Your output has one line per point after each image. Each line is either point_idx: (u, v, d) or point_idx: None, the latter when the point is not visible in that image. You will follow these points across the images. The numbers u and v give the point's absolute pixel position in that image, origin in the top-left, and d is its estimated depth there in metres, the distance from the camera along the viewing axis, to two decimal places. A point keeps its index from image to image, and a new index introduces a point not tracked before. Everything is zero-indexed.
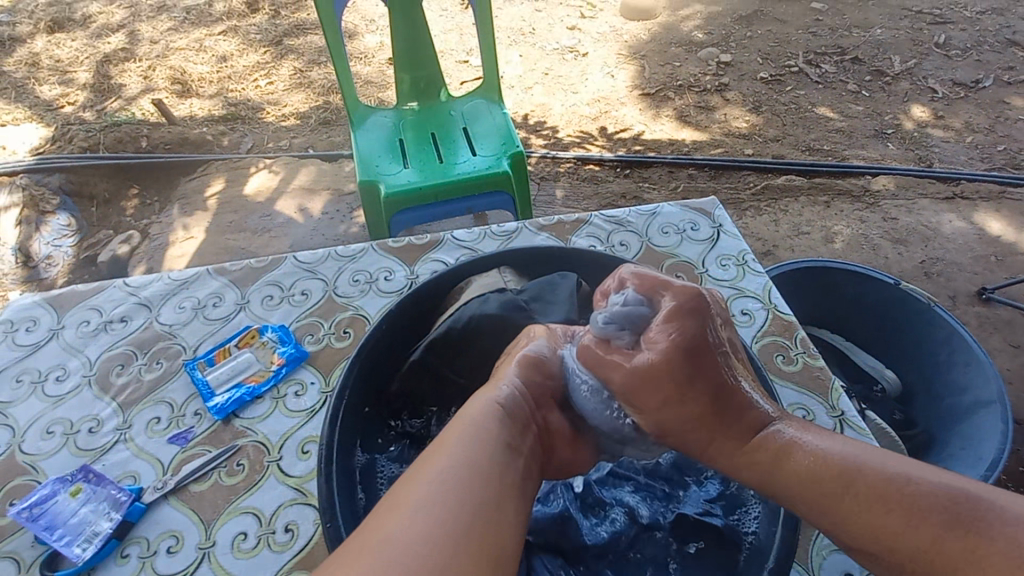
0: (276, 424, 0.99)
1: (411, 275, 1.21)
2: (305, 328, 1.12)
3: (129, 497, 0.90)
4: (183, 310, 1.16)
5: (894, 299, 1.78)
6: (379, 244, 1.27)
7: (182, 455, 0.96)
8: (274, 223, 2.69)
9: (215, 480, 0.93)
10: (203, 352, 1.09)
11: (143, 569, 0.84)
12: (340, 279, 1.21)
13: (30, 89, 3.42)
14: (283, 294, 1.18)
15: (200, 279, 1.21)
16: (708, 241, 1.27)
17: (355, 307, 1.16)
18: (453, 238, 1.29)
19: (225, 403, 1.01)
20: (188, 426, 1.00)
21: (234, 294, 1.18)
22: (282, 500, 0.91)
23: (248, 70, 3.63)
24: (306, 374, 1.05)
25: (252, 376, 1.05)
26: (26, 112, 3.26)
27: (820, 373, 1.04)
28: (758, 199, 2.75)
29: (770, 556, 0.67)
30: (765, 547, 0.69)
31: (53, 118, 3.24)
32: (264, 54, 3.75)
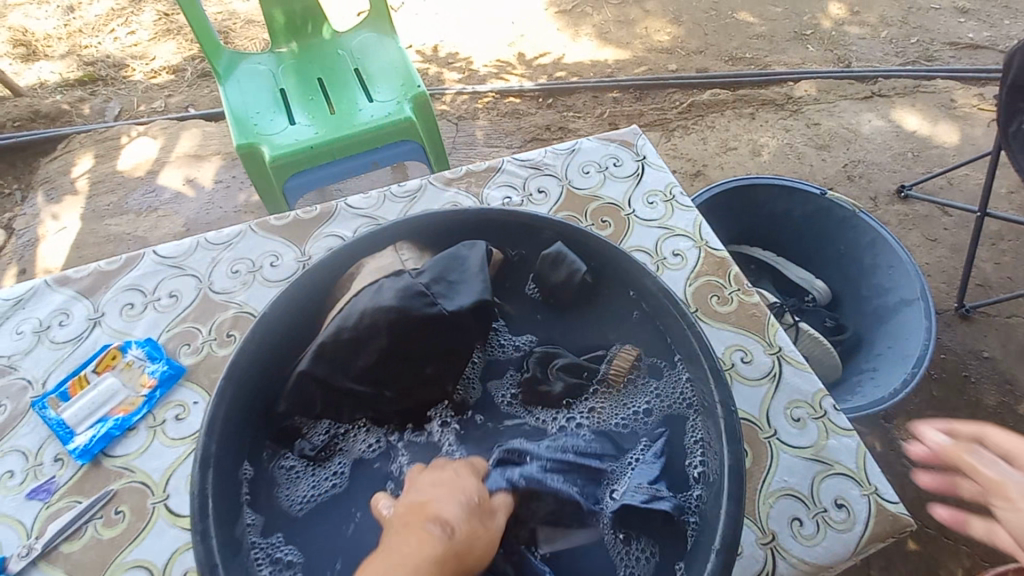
0: (157, 458, 0.84)
1: (302, 257, 1.04)
2: (179, 337, 0.94)
3: None
4: (22, 336, 0.95)
5: (822, 209, 1.76)
6: (259, 224, 1.08)
7: (45, 512, 0.81)
8: (162, 200, 2.36)
9: (91, 537, 0.79)
10: (54, 386, 0.90)
11: None
12: (216, 272, 1.02)
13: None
14: (146, 300, 0.98)
15: (38, 294, 0.99)
16: (632, 177, 1.16)
17: (238, 303, 0.98)
18: (347, 206, 1.11)
19: (89, 443, 0.84)
20: (47, 477, 0.83)
21: (84, 309, 0.97)
22: (176, 545, 0.78)
23: (100, 20, 3.05)
24: (187, 393, 0.89)
25: (120, 405, 0.88)
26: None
27: (755, 310, 0.99)
28: (686, 118, 2.65)
29: (717, 536, 0.62)
30: (712, 522, 0.64)
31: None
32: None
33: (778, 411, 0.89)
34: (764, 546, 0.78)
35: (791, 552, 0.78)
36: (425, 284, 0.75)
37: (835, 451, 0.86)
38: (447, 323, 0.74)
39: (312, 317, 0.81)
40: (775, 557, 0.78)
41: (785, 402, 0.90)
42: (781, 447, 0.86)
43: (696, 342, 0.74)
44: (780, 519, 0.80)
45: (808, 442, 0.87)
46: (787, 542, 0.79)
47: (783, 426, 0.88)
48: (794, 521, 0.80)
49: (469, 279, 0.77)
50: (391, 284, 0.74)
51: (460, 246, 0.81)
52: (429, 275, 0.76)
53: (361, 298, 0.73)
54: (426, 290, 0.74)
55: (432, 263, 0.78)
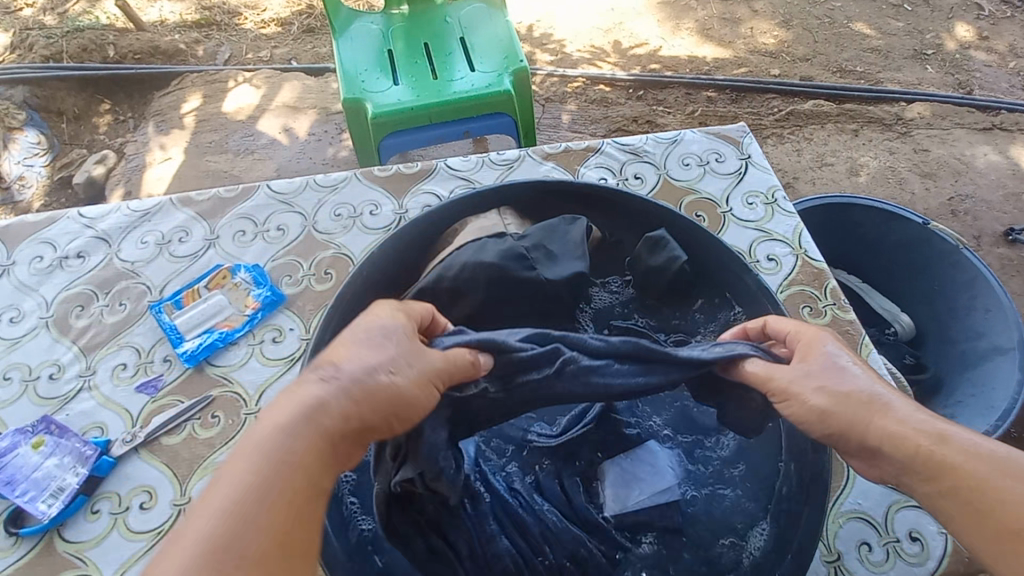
0: (252, 374, 0.91)
1: (399, 209, 1.08)
2: (282, 268, 1.01)
3: (95, 451, 0.83)
4: (146, 246, 1.04)
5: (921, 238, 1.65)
6: (363, 172, 1.12)
7: (151, 405, 0.89)
8: (258, 145, 2.49)
9: (188, 434, 0.86)
10: (169, 294, 0.98)
11: (114, 527, 0.80)
12: (320, 212, 1.07)
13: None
14: (256, 229, 1.05)
15: (163, 210, 1.08)
16: (734, 175, 1.13)
17: (337, 245, 1.04)
18: (446, 167, 1.14)
19: (196, 350, 0.92)
20: (156, 373, 0.91)
21: (201, 229, 1.05)
22: None
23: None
24: (284, 319, 0.95)
25: (225, 321, 0.95)
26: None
27: (850, 328, 0.94)
28: (781, 127, 2.53)
29: None
30: None
31: (9, 21, 2.90)
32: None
33: None
34: (828, 563, 0.76)
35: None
36: (529, 251, 0.76)
37: None
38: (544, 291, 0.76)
39: (411, 265, 0.85)
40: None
41: None
42: None
43: None
44: (848, 540, 0.78)
45: None
46: (852, 565, 0.76)
47: None
48: (863, 545, 0.77)
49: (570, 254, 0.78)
50: (497, 246, 0.76)
51: (565, 219, 0.82)
52: (534, 243, 0.77)
53: (462, 252, 0.76)
54: (529, 258, 0.76)
55: (537, 233, 0.79)
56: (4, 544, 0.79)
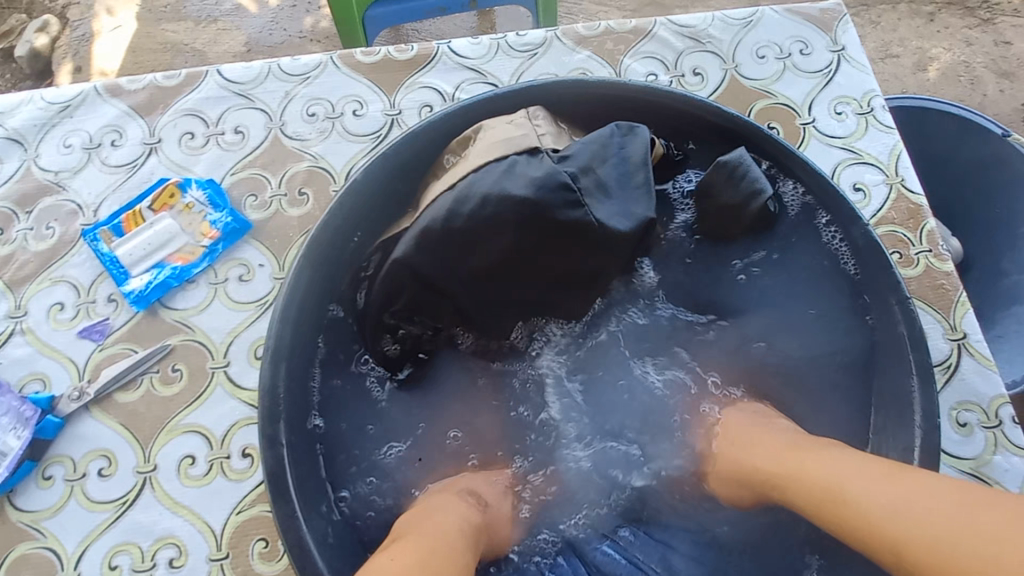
0: (217, 320, 0.75)
1: (390, 109, 0.84)
2: (244, 184, 0.80)
3: (36, 411, 0.70)
4: (70, 150, 0.82)
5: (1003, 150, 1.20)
6: (342, 55, 0.86)
7: (99, 354, 0.74)
8: (222, 11, 2.09)
9: (146, 390, 0.72)
10: (106, 215, 0.79)
11: (72, 494, 0.69)
12: (288, 110, 0.84)
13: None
14: (208, 131, 0.83)
15: (86, 101, 0.84)
16: (821, 73, 0.88)
17: (313, 156, 0.82)
18: (451, 51, 0.88)
19: (145, 290, 0.75)
20: (101, 317, 0.75)
21: (138, 130, 0.82)
22: (235, 418, 0.71)
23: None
24: (251, 253, 0.77)
25: (178, 253, 0.77)
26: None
27: (944, 282, 0.77)
28: (845, 6, 2.12)
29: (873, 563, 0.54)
30: None
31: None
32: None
33: (942, 412, 0.71)
34: None
35: None
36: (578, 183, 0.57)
37: (1000, 471, 0.70)
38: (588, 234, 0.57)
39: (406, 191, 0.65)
40: None
41: (953, 402, 0.72)
42: (938, 454, 0.70)
43: (909, 328, 0.57)
44: None
45: (971, 454, 0.70)
46: None
47: (944, 429, 0.71)
48: None
49: (630, 188, 0.59)
50: (531, 172, 0.56)
51: (627, 135, 0.60)
52: (587, 171, 0.57)
53: (478, 179, 0.56)
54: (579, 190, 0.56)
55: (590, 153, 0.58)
56: None
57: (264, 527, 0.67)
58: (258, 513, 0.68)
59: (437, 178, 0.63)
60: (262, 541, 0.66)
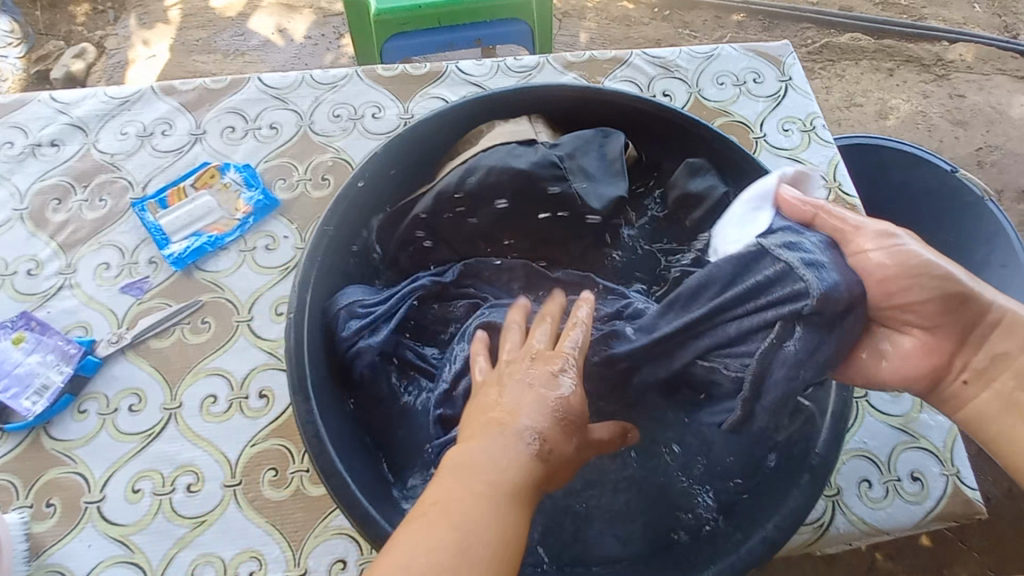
0: (245, 282, 0.85)
1: (404, 114, 0.99)
2: (275, 171, 0.93)
3: (79, 350, 0.79)
4: (126, 137, 0.95)
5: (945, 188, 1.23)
6: (365, 70, 1.01)
7: (138, 307, 0.84)
8: (249, 46, 2.30)
9: (178, 338, 0.82)
10: (153, 191, 0.91)
11: (103, 427, 0.77)
12: (316, 112, 0.98)
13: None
14: (247, 126, 0.96)
15: (143, 98, 0.98)
16: (771, 98, 1.03)
17: (335, 149, 0.95)
18: (457, 70, 1.03)
19: (184, 253, 0.86)
20: (142, 275, 0.86)
21: (186, 122, 0.96)
22: (254, 364, 0.81)
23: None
24: (277, 227, 0.89)
25: (214, 224, 0.88)
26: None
27: None
28: (812, 61, 2.35)
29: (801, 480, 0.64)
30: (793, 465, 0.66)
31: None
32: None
33: None
34: (827, 497, 0.76)
35: (852, 509, 0.76)
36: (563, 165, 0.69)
37: (925, 427, 0.80)
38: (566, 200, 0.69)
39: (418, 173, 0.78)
40: (835, 509, 0.76)
41: None
42: (869, 409, 0.81)
43: None
44: (849, 477, 0.77)
45: (899, 412, 0.81)
46: (850, 500, 0.76)
47: (876, 390, 0.82)
48: (863, 483, 0.77)
49: (612, 174, 0.71)
50: (523, 153, 0.70)
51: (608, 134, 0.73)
52: (571, 156, 0.70)
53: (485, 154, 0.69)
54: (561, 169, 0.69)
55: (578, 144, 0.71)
56: None
57: (274, 458, 0.75)
58: (271, 446, 0.76)
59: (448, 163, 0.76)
60: (271, 470, 0.75)
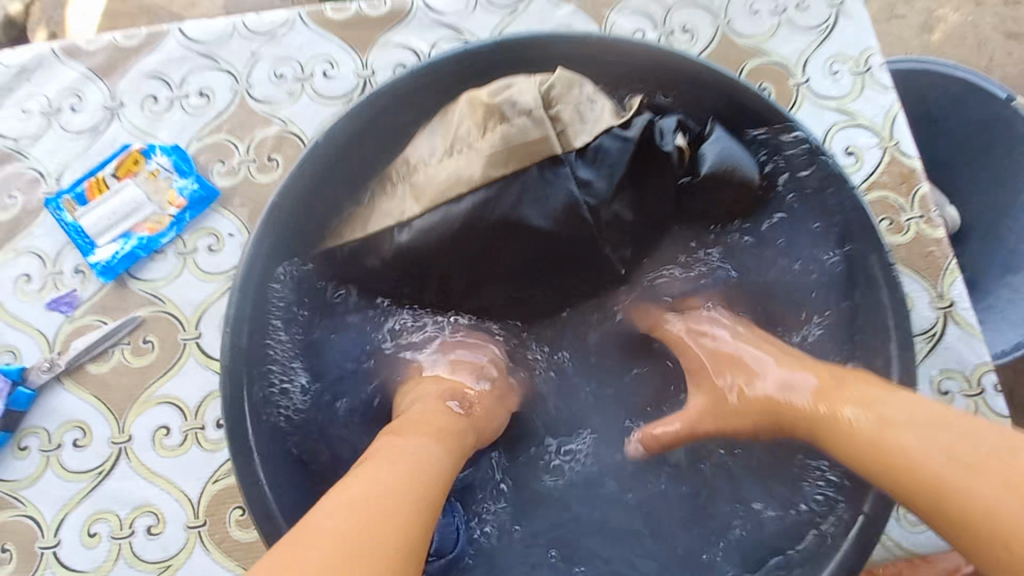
0: (189, 291, 0.73)
1: (362, 69, 0.81)
2: (211, 150, 0.77)
3: (8, 381, 0.69)
4: (31, 117, 0.79)
5: None
6: (310, 12, 0.82)
7: (69, 327, 0.73)
8: None
9: (119, 362, 0.71)
10: (69, 184, 0.76)
11: (49, 464, 0.69)
12: (255, 72, 0.80)
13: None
14: (171, 94, 0.79)
15: (43, 65, 0.79)
16: (819, 30, 0.81)
17: (282, 119, 0.79)
18: (426, 8, 0.83)
19: (112, 260, 0.73)
20: (69, 289, 0.73)
21: (99, 93, 0.79)
22: (209, 388, 0.70)
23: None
24: (221, 223, 0.75)
25: (145, 223, 0.74)
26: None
27: (935, 250, 0.74)
28: None
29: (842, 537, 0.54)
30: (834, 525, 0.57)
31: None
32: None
33: (921, 378, 0.70)
34: None
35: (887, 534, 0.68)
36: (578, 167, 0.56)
37: None
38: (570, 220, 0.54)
39: (358, 151, 0.61)
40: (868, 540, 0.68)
41: (934, 369, 0.70)
42: None
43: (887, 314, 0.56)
44: None
45: None
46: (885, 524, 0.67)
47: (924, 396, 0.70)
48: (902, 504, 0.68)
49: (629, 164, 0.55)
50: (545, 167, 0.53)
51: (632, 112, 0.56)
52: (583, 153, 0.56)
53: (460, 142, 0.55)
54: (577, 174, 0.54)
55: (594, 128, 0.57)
56: None
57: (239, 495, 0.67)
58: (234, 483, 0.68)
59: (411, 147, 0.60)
60: (237, 509, 0.67)
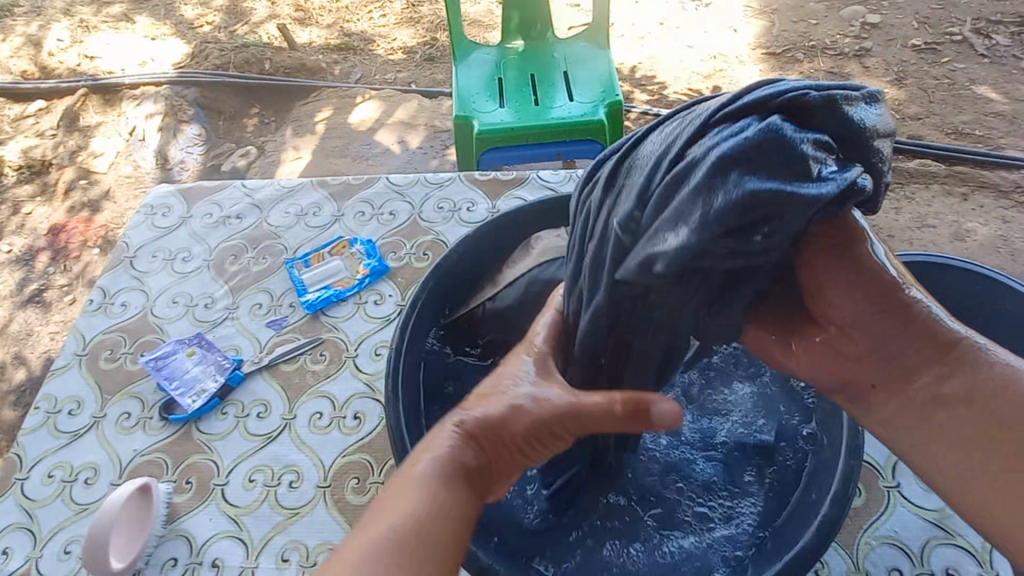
0: (356, 326, 1.09)
1: (492, 208, 1.24)
2: (389, 245, 1.20)
3: (231, 365, 1.05)
4: (288, 215, 1.27)
5: None
6: (466, 175, 1.29)
7: (275, 339, 1.09)
8: (373, 153, 2.71)
9: (301, 365, 1.05)
10: (301, 254, 1.20)
11: (237, 427, 0.99)
12: (425, 205, 1.26)
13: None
14: (373, 212, 1.25)
15: (304, 188, 1.31)
16: None
17: (436, 232, 1.21)
18: (538, 178, 1.28)
19: (316, 300, 1.12)
20: (283, 314, 1.12)
21: (331, 207, 1.27)
22: (353, 391, 1.01)
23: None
24: (385, 287, 1.14)
25: (340, 281, 1.15)
26: (154, 18, 3.37)
27: None
28: None
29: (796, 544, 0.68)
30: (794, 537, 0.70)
31: (176, 23, 3.34)
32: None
33: (904, 468, 0.88)
34: None
35: None
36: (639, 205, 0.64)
37: (959, 523, 0.82)
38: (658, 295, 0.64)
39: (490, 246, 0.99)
40: None
41: None
42: (900, 500, 0.85)
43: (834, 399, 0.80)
44: (877, 564, 0.80)
45: (933, 505, 0.84)
46: None
47: (908, 482, 0.87)
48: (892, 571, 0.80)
49: None
50: None
51: None
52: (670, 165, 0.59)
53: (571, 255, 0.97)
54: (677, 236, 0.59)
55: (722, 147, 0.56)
56: (156, 425, 1.00)
57: (358, 469, 0.93)
58: (356, 458, 0.95)
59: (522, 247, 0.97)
60: (354, 479, 0.92)
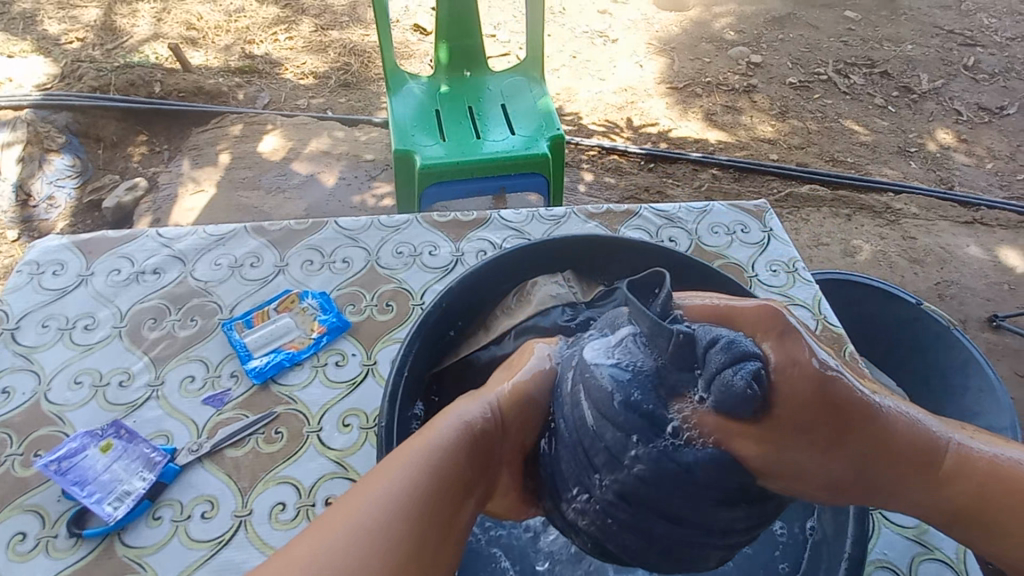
0: (317, 394, 0.96)
1: (456, 252, 1.16)
2: (347, 296, 1.08)
3: (163, 457, 0.87)
4: (219, 267, 1.10)
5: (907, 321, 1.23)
6: (424, 217, 1.21)
7: (217, 417, 0.93)
8: (290, 184, 2.47)
9: (252, 447, 0.90)
10: (240, 313, 1.04)
11: (176, 533, 0.82)
12: (382, 250, 1.16)
13: (11, 7, 3.04)
14: (323, 260, 1.13)
15: (237, 236, 1.15)
16: (758, 245, 1.25)
17: (398, 280, 1.11)
18: (500, 218, 1.23)
19: (264, 367, 0.97)
20: (223, 387, 0.96)
21: (272, 256, 1.13)
22: (322, 472, 0.88)
23: (259, 8, 3.23)
24: (346, 345, 1.02)
25: (291, 342, 1.01)
26: (8, 34, 2.88)
27: None
28: (782, 206, 2.51)
29: None
30: None
31: (36, 38, 2.89)
32: (279, 6, 3.26)
33: None
34: None
35: None
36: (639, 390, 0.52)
37: (936, 537, 0.88)
38: (729, 514, 0.51)
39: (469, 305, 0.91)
40: None
41: None
42: (883, 521, 0.90)
43: None
44: None
45: (911, 523, 0.90)
46: None
47: None
48: None
49: None
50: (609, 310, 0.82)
51: None
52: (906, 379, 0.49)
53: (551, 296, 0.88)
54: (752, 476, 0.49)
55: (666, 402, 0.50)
56: (63, 545, 0.80)
57: None
58: None
59: (503, 308, 0.91)
60: None
